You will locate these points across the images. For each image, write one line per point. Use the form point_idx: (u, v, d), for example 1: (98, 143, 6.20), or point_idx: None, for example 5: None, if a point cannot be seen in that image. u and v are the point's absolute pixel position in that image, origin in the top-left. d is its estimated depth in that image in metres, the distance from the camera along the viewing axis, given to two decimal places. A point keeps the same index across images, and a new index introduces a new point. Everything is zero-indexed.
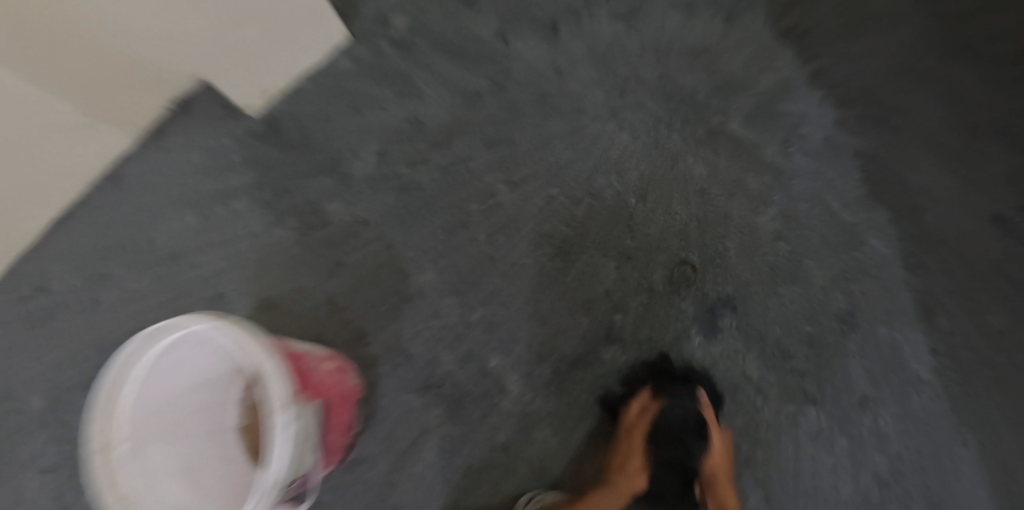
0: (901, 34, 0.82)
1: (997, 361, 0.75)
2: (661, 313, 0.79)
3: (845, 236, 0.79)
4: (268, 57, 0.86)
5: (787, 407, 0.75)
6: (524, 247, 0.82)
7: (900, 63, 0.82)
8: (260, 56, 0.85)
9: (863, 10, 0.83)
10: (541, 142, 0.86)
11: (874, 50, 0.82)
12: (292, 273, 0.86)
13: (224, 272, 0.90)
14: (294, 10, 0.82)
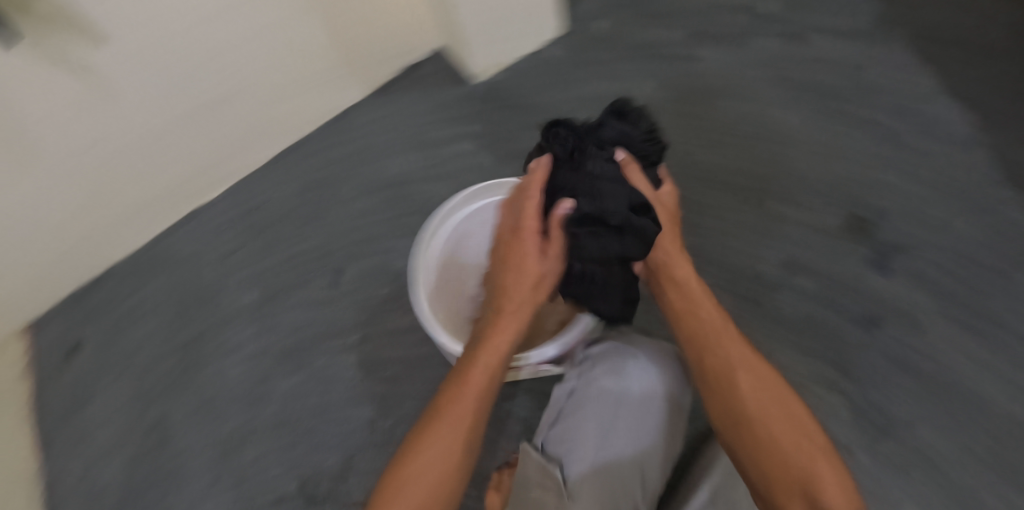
0: (1010, 63, 1.04)
1: None
2: (839, 252, 0.95)
3: (984, 202, 0.97)
4: (506, 35, 1.09)
5: (953, 331, 0.90)
6: (723, 193, 0.99)
7: (1011, 82, 1.03)
8: (502, 33, 1.08)
9: (978, 45, 1.06)
10: (731, 118, 1.05)
11: (988, 73, 1.05)
12: None
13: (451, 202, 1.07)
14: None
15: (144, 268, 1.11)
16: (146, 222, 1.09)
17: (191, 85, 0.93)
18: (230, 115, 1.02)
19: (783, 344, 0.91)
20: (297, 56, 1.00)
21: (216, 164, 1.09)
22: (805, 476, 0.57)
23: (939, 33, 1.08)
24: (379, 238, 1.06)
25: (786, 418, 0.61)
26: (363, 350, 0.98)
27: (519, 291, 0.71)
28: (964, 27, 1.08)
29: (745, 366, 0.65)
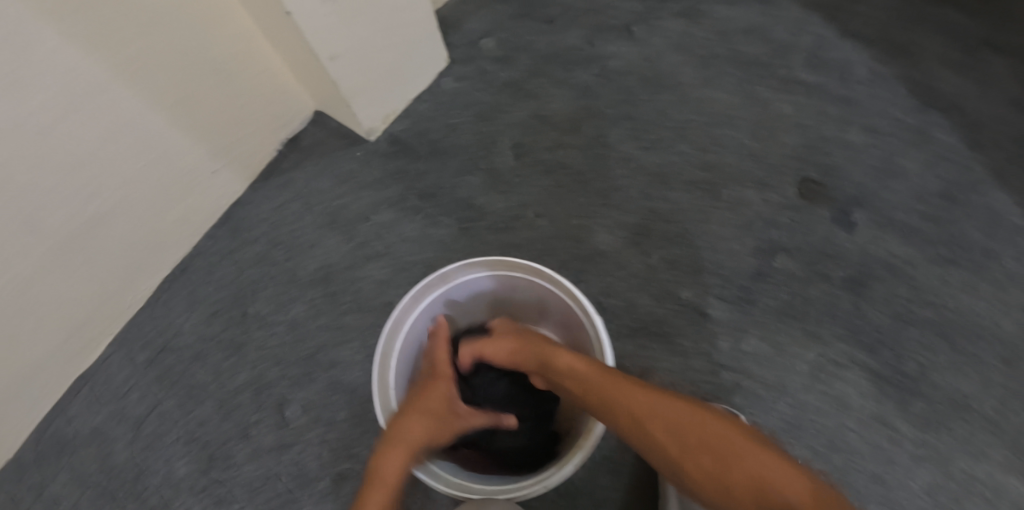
0: None
1: None
2: (811, 220, 0.89)
3: (916, 134, 0.97)
4: (397, 63, 0.94)
5: (935, 268, 0.89)
6: (680, 192, 0.90)
7: (900, 12, 1.05)
8: (392, 64, 0.93)
9: None
10: (659, 110, 0.97)
11: (877, 7, 1.05)
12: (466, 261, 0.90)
13: (387, 285, 0.90)
14: (422, 20, 0.93)
15: (41, 465, 0.92)
16: (33, 397, 0.90)
17: (43, 229, 0.78)
18: (105, 245, 0.87)
19: (797, 331, 0.82)
20: (161, 155, 0.87)
21: (109, 303, 0.93)
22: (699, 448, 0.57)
23: None
24: (317, 352, 0.88)
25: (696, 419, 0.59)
26: (340, 494, 0.82)
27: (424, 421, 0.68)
28: None
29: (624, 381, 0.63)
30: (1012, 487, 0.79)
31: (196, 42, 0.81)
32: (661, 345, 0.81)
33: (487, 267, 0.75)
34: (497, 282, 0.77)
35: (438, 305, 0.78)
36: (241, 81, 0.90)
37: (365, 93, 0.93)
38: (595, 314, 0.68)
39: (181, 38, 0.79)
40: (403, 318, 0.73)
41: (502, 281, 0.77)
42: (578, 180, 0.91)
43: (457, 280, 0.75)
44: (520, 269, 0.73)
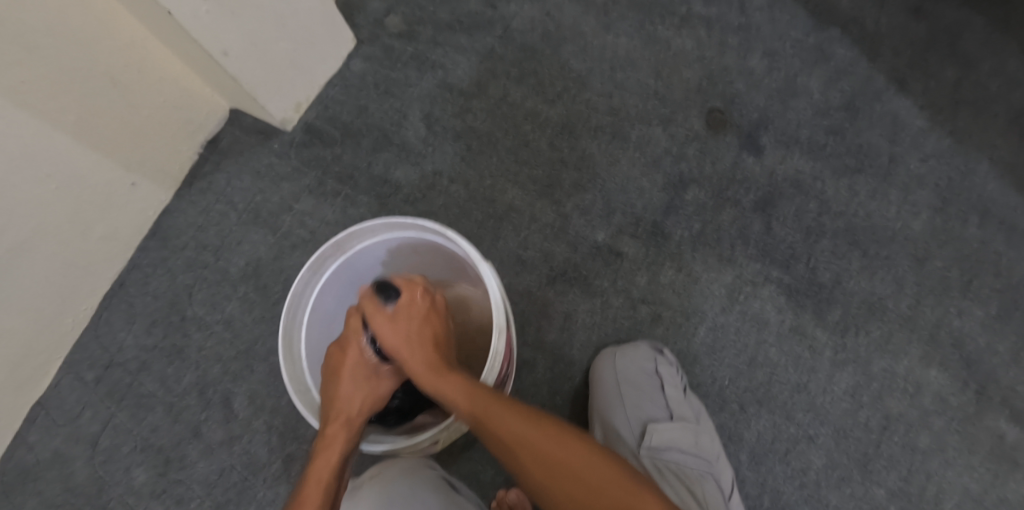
0: None
1: (962, 93, 0.94)
2: (718, 150, 0.91)
3: (816, 53, 0.97)
4: (297, 50, 0.94)
5: (842, 181, 0.90)
6: (589, 140, 0.92)
7: None
8: (291, 52, 0.92)
9: None
10: (564, 64, 0.98)
11: None
12: None
13: None
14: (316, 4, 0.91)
15: (7, 497, 0.90)
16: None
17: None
18: (31, 274, 0.86)
19: (709, 258, 0.85)
20: (71, 176, 0.86)
21: (49, 328, 0.91)
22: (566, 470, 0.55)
23: None
24: (254, 344, 0.92)
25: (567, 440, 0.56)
26: (292, 474, 0.86)
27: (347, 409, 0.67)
28: None
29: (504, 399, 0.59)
30: (930, 379, 0.82)
31: (81, 56, 0.80)
32: (580, 289, 0.84)
33: (383, 230, 0.75)
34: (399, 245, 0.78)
35: (347, 274, 0.79)
36: (140, 90, 0.89)
37: (268, 86, 0.93)
38: (469, 251, 0.66)
39: (64, 55, 0.78)
40: (308, 291, 0.75)
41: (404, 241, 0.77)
42: (488, 143, 0.94)
43: (357, 246, 0.76)
44: (410, 226, 0.74)
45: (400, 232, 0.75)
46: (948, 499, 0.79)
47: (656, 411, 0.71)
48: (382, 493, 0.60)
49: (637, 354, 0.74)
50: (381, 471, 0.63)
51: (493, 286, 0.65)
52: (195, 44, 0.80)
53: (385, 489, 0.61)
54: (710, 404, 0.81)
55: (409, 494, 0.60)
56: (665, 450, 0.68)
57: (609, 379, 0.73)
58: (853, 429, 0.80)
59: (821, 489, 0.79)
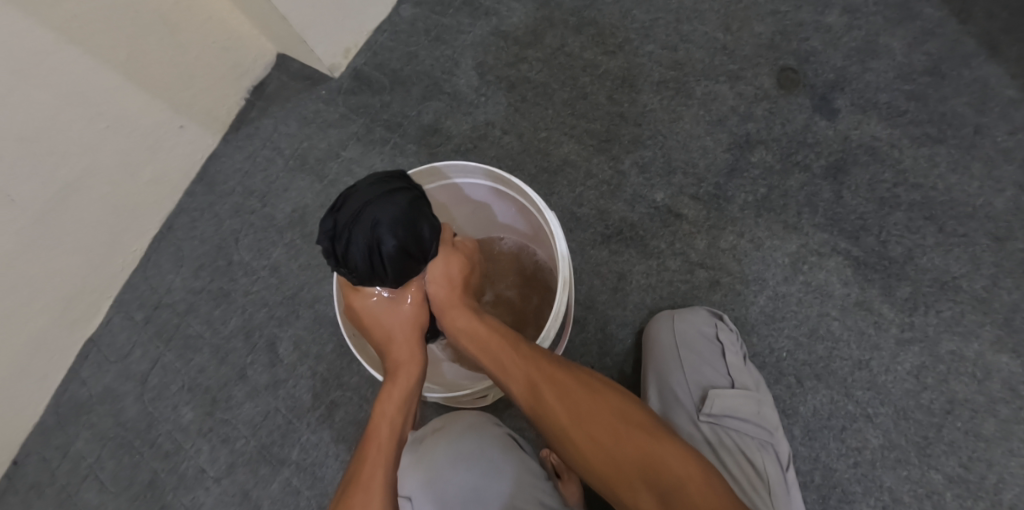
0: None
1: None
2: (788, 111, 0.85)
3: (900, 12, 0.90)
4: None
5: (922, 150, 0.84)
6: (649, 95, 0.88)
7: None
8: None
9: None
10: (625, 14, 0.93)
11: None
12: None
13: None
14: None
15: (64, 428, 0.93)
16: (52, 363, 0.92)
17: (19, 197, 0.79)
18: (83, 213, 0.87)
19: (772, 224, 0.81)
20: (121, 115, 0.85)
21: (99, 267, 0.92)
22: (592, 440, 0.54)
23: None
24: (300, 290, 0.91)
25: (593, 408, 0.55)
26: (335, 419, 0.86)
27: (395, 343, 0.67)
28: None
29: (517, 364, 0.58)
30: (1001, 366, 0.77)
31: None
32: (635, 249, 0.81)
33: (451, 176, 0.72)
34: (464, 192, 0.75)
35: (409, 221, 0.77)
36: (188, 28, 0.87)
37: (317, 26, 0.90)
38: (540, 203, 0.64)
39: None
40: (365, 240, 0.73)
41: (470, 187, 0.74)
42: (542, 95, 0.91)
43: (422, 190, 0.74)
44: (477, 171, 0.70)
45: (467, 180, 0.72)
46: (1008, 490, 0.74)
47: (717, 378, 0.68)
48: (449, 447, 0.60)
49: (697, 318, 0.72)
50: (448, 423, 0.62)
51: (561, 240, 0.64)
52: None
53: (456, 442, 0.60)
54: (766, 375, 0.78)
55: (476, 452, 0.59)
56: (723, 417, 0.65)
57: (666, 342, 0.71)
58: (915, 411, 0.77)
59: (876, 470, 0.76)
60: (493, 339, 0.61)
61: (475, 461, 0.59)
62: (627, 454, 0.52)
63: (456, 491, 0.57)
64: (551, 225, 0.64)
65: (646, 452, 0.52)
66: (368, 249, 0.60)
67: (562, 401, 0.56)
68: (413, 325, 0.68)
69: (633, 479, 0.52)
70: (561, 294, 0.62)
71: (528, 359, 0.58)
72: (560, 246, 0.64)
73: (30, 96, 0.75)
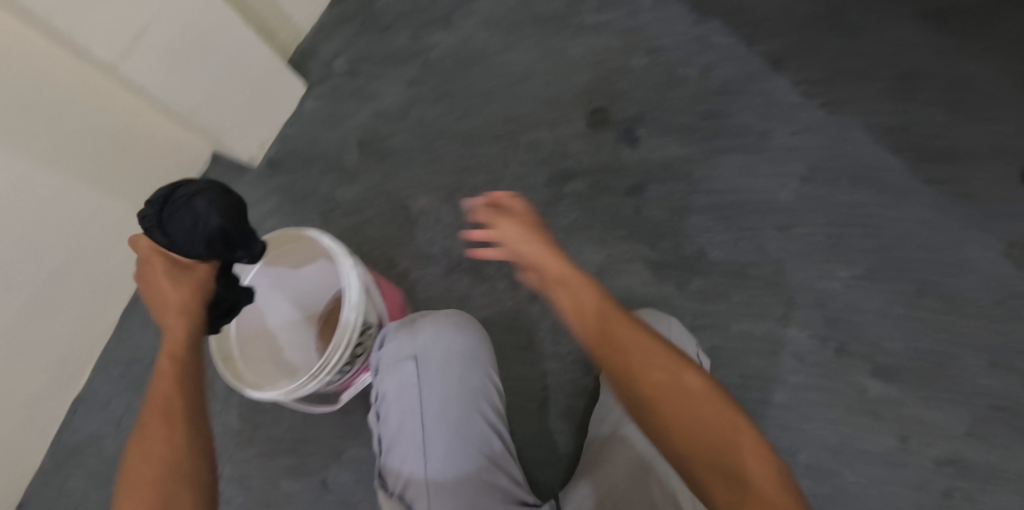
0: None
1: (836, 65, 1.01)
2: (598, 145, 1.02)
3: (696, 44, 1.06)
4: (253, 101, 1.17)
5: (713, 160, 0.97)
6: (487, 146, 1.07)
7: None
8: (249, 99, 1.16)
9: None
10: (472, 83, 1.15)
11: None
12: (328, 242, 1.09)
13: None
14: (264, 62, 1.15)
15: (62, 467, 1.17)
16: (52, 414, 1.17)
17: (22, 282, 1.05)
18: (72, 290, 1.13)
19: (583, 239, 0.97)
20: (91, 210, 1.11)
21: (85, 333, 1.18)
22: (676, 421, 0.53)
23: None
24: None
25: (689, 386, 0.54)
26: None
27: (178, 306, 0.65)
28: None
29: (642, 343, 0.56)
30: (791, 339, 0.88)
31: (94, 118, 1.06)
32: (473, 278, 0.99)
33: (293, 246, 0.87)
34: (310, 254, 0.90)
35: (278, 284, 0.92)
36: (139, 141, 1.14)
37: (232, 127, 1.16)
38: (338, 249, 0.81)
39: (80, 117, 1.04)
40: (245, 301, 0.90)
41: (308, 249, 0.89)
42: (405, 161, 1.12)
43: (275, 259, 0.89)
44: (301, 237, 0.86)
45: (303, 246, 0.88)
46: (801, 451, 0.85)
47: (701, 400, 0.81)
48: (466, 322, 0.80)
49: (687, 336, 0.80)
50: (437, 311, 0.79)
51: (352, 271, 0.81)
52: (169, 86, 1.02)
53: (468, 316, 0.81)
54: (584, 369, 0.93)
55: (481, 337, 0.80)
56: None
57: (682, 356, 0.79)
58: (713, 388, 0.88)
59: None
60: (608, 310, 0.59)
61: (473, 362, 0.76)
62: (699, 423, 0.52)
63: (485, 363, 0.78)
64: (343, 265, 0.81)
65: (702, 418, 0.52)
66: (193, 222, 0.66)
67: (677, 382, 0.54)
68: (194, 295, 0.67)
69: (708, 475, 0.51)
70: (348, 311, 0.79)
71: (639, 333, 0.57)
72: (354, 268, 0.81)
73: (25, 207, 1.01)
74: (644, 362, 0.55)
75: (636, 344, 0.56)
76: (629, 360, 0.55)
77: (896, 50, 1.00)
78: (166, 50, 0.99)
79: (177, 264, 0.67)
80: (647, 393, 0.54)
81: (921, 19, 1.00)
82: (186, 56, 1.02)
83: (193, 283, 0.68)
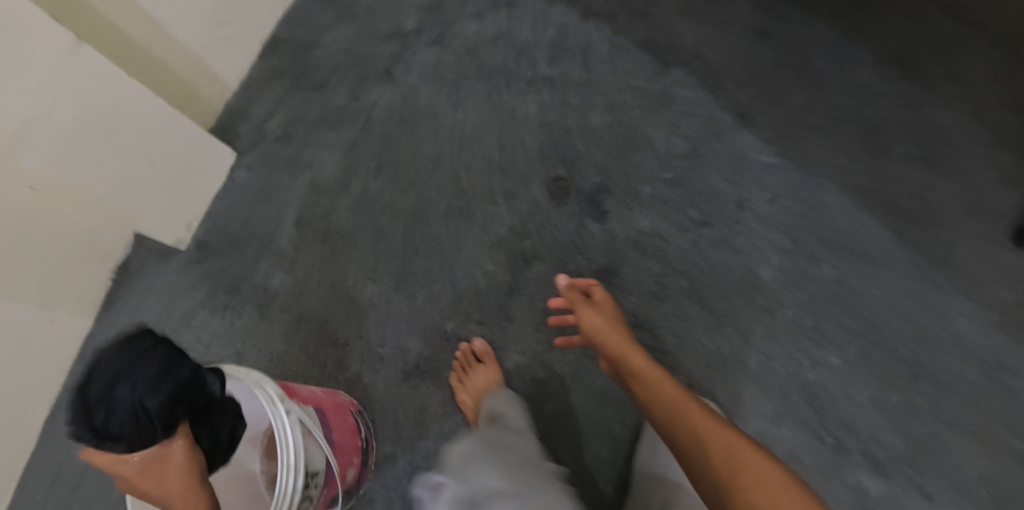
0: None
1: (807, 118, 0.94)
2: (559, 220, 0.92)
3: (659, 99, 0.97)
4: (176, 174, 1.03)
5: (687, 235, 0.88)
6: (438, 223, 0.96)
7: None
8: (172, 176, 1.02)
9: None
10: (416, 148, 1.03)
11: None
12: (269, 342, 0.97)
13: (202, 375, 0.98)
14: (185, 131, 1.01)
15: None
16: None
17: None
18: None
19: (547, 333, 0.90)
20: None
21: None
22: (720, 457, 0.55)
23: None
24: None
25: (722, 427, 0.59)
26: None
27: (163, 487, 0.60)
28: None
29: (661, 386, 0.66)
30: (780, 437, 0.81)
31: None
32: (431, 382, 0.89)
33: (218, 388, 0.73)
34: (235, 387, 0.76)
35: None
36: (50, 223, 0.90)
37: (152, 209, 1.02)
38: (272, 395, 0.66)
39: None
40: None
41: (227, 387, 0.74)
42: (344, 243, 0.99)
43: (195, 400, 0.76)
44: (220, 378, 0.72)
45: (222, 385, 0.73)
46: None
47: None
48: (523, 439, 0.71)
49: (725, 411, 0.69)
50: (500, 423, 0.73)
51: (292, 427, 0.65)
52: (67, 162, 0.87)
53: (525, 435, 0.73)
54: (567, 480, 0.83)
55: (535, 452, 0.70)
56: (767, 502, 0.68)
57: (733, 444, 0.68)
58: None
59: None
60: (640, 358, 0.71)
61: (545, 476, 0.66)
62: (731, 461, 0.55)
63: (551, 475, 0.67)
64: (280, 421, 0.64)
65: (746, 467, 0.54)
66: (131, 414, 0.57)
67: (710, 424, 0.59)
68: (180, 463, 0.61)
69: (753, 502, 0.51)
70: (285, 478, 0.63)
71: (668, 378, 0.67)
72: (294, 431, 0.65)
73: None
74: (684, 409, 0.61)
75: (660, 391, 0.65)
76: (663, 397, 0.64)
77: (863, 102, 0.95)
78: (66, 126, 0.84)
79: (140, 457, 0.59)
80: (686, 427, 0.60)
81: (882, 69, 0.97)
82: (90, 129, 0.87)
83: (174, 456, 0.61)
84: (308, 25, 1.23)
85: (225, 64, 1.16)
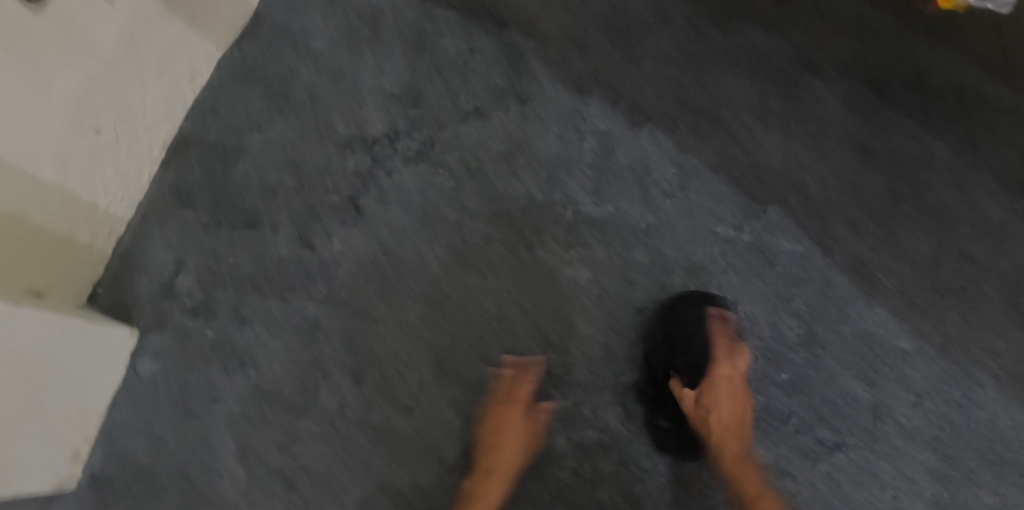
0: (662, 68, 0.80)
1: (937, 280, 0.72)
2: (632, 455, 0.69)
3: (751, 259, 0.73)
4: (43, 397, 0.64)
5: (818, 467, 0.68)
6: (461, 461, 0.70)
7: (680, 84, 0.80)
8: (38, 397, 0.63)
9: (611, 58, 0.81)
10: (416, 338, 0.73)
11: (647, 86, 0.80)
12: None
13: None
14: (48, 323, 0.63)
15: None
16: None
17: None
18: None
19: None
20: None
21: None
22: None
23: (566, 67, 0.82)
24: None
25: None
26: None
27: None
28: (586, 49, 0.82)
29: None
30: None
31: None
32: None
33: None
34: None
35: None
36: None
37: (19, 459, 0.63)
38: None
39: None
40: None
41: None
42: (330, 493, 0.71)
43: None
44: None
45: None
46: None
47: None
48: None
49: None
50: None
51: None
52: None
53: None
54: None
55: None
56: None
57: None
58: None
59: None
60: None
61: None
62: None
63: None
64: None
65: None
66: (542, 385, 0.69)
67: None
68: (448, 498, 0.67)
69: None
70: None
71: None
72: None
73: None
74: None
75: None
76: None
77: (1000, 255, 0.73)
78: None
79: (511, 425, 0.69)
80: None
81: (1013, 206, 0.74)
82: None
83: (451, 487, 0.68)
84: (227, 119, 0.85)
85: (108, 181, 0.77)
